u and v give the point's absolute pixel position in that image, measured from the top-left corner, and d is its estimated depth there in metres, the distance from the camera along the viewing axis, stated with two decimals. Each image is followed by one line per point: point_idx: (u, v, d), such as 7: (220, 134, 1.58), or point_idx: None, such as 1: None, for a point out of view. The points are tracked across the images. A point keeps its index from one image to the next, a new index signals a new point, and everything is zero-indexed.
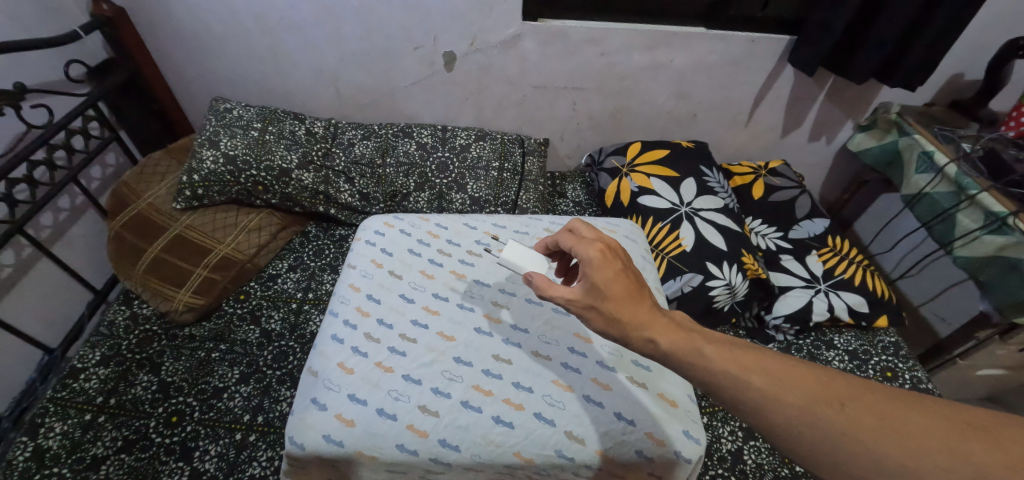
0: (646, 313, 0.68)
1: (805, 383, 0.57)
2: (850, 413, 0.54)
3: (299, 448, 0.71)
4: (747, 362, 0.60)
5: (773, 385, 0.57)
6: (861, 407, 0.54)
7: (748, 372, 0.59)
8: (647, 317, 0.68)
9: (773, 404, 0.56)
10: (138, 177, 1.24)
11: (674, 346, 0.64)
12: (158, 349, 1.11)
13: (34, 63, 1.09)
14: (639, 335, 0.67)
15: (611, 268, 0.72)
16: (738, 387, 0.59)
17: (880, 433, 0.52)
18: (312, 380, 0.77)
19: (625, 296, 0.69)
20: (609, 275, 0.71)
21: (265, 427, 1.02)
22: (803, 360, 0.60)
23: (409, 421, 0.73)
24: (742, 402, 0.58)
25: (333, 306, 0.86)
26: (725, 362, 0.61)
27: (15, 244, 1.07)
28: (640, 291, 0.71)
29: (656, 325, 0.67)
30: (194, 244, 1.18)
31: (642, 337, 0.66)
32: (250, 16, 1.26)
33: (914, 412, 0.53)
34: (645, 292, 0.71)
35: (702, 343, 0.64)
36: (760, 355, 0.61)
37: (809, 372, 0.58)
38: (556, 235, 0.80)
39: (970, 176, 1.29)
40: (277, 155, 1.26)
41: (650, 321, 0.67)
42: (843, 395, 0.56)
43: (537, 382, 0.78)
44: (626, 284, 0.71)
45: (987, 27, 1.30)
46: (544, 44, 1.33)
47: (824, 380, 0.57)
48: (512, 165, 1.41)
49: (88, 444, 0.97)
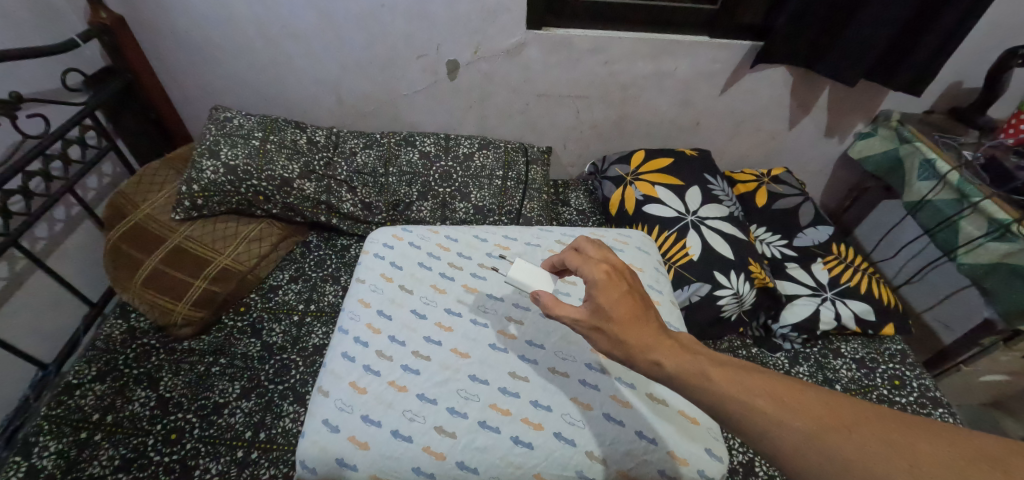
0: (654, 334, 0.67)
1: (811, 408, 0.56)
2: (857, 439, 0.52)
3: (312, 472, 0.70)
4: (753, 385, 0.59)
5: (781, 410, 0.56)
6: (869, 433, 0.53)
7: (754, 395, 0.58)
8: (653, 339, 0.66)
9: (777, 428, 0.55)
10: (135, 187, 1.21)
11: (680, 369, 0.63)
12: (156, 363, 1.08)
13: (30, 72, 1.08)
14: (645, 357, 0.65)
15: (617, 290, 0.70)
16: (744, 411, 0.57)
17: (889, 461, 0.50)
18: (323, 401, 0.75)
19: (633, 318, 0.68)
20: (615, 296, 0.70)
21: (267, 444, 0.99)
22: (810, 383, 0.59)
23: (426, 443, 0.71)
24: (747, 425, 0.57)
25: (343, 322, 0.84)
26: (728, 383, 0.60)
27: (9, 256, 1.05)
28: (647, 310, 0.69)
29: (662, 347, 0.66)
30: (194, 255, 1.16)
31: (648, 359, 0.65)
32: (251, 24, 1.24)
33: (924, 438, 0.51)
34: (650, 312, 0.69)
35: (707, 365, 0.63)
36: (766, 379, 0.59)
37: (817, 396, 0.57)
38: (560, 254, 0.79)
39: (972, 183, 1.29)
40: (278, 165, 1.25)
41: (658, 343, 0.66)
42: (851, 421, 0.54)
43: (555, 401, 0.77)
44: (634, 305, 0.69)
45: (986, 36, 1.31)
46: (548, 52, 1.32)
47: (832, 405, 0.56)
48: (516, 173, 1.39)
49: (84, 464, 0.94)
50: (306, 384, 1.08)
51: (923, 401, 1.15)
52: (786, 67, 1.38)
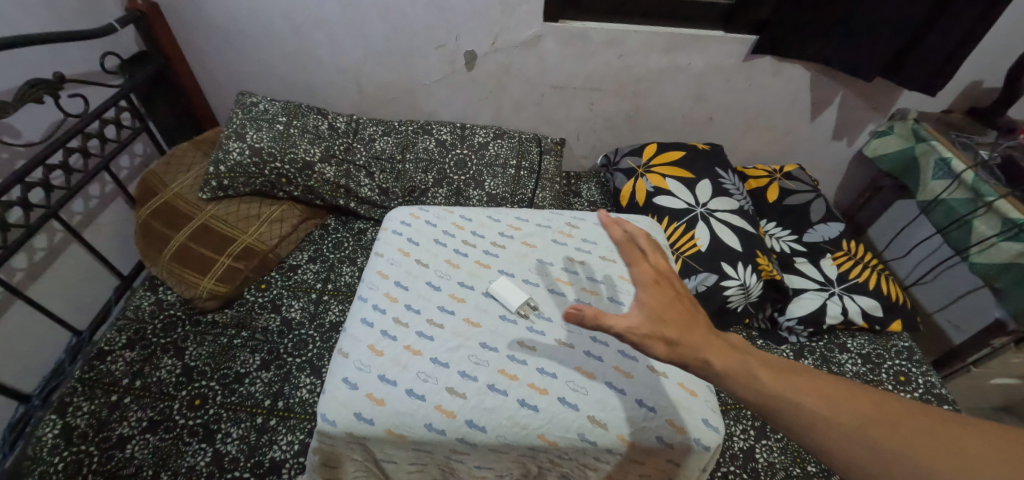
0: (700, 334, 0.66)
1: (859, 405, 0.59)
2: (903, 435, 0.56)
3: (331, 425, 0.74)
4: (803, 385, 0.60)
5: (828, 408, 0.58)
6: (913, 428, 0.57)
7: (803, 395, 0.60)
8: (703, 340, 0.66)
9: (828, 425, 0.57)
10: (166, 167, 1.28)
11: (728, 368, 0.63)
12: (181, 334, 1.13)
13: (71, 55, 1.13)
14: (693, 357, 0.64)
15: (665, 295, 0.70)
16: (796, 410, 0.59)
17: (929, 451, 0.55)
18: (342, 361, 0.79)
19: (684, 322, 0.67)
20: (664, 301, 0.69)
21: (285, 412, 1.04)
22: (855, 382, 0.61)
23: (437, 402, 0.75)
24: (796, 424, 0.58)
25: (363, 291, 0.88)
26: (778, 384, 0.61)
27: (49, 228, 1.11)
28: (694, 314, 0.69)
29: (711, 348, 0.65)
30: (218, 233, 1.21)
31: (698, 359, 0.64)
32: (278, 13, 1.29)
33: (962, 429, 0.56)
34: (696, 315, 0.69)
35: (754, 364, 0.63)
36: (814, 378, 0.61)
37: (864, 394, 0.60)
38: (613, 235, 0.74)
39: (988, 183, 1.29)
40: (301, 148, 1.29)
41: (708, 345, 0.65)
42: (896, 415, 0.58)
43: (560, 369, 0.80)
44: (682, 310, 0.69)
45: (1006, 35, 1.30)
46: (565, 45, 1.35)
47: (876, 401, 0.59)
48: (530, 162, 1.42)
49: (114, 424, 0.99)
50: (322, 358, 1.12)
51: (927, 397, 1.16)
52: (804, 63, 1.39)
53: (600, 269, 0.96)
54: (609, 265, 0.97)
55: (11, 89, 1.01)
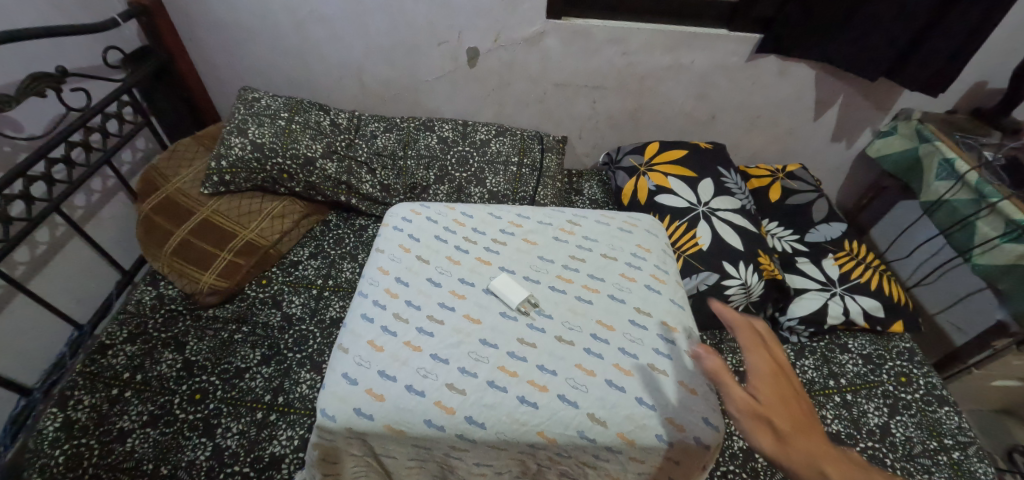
0: (818, 441, 0.64)
1: None
2: None
3: (330, 420, 0.74)
4: None
5: None
6: None
7: None
8: (819, 447, 0.63)
9: None
10: (167, 162, 1.28)
11: None
12: (182, 328, 1.14)
13: (73, 48, 1.13)
14: (809, 462, 0.62)
15: (781, 389, 0.69)
16: None
17: None
18: (342, 356, 0.79)
19: (801, 423, 0.65)
20: (779, 396, 0.68)
21: (285, 408, 1.04)
22: None
23: (437, 398, 0.75)
24: None
25: (363, 287, 0.89)
26: None
27: (51, 222, 1.12)
28: (812, 420, 0.66)
29: (830, 458, 0.62)
30: (219, 228, 1.21)
31: (814, 466, 0.62)
32: (280, 8, 1.28)
33: None
34: (815, 421, 0.66)
35: None
36: None
37: None
38: (732, 321, 0.76)
39: (992, 184, 1.27)
40: (302, 144, 1.29)
41: (826, 454, 0.62)
42: None
43: (559, 366, 0.80)
44: (800, 411, 0.67)
45: (1012, 35, 1.29)
46: (567, 42, 1.34)
47: None
48: (532, 160, 1.42)
49: (115, 418, 1.00)
50: (322, 354, 1.12)
51: (929, 398, 1.16)
52: (807, 62, 1.38)
53: (601, 267, 0.95)
54: (610, 263, 0.97)
55: (14, 82, 1.01)
